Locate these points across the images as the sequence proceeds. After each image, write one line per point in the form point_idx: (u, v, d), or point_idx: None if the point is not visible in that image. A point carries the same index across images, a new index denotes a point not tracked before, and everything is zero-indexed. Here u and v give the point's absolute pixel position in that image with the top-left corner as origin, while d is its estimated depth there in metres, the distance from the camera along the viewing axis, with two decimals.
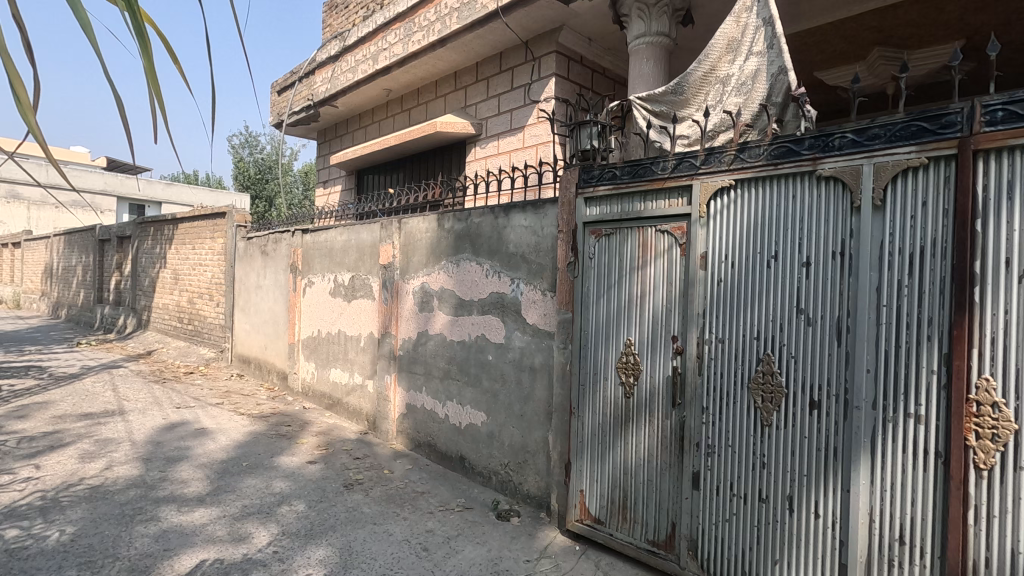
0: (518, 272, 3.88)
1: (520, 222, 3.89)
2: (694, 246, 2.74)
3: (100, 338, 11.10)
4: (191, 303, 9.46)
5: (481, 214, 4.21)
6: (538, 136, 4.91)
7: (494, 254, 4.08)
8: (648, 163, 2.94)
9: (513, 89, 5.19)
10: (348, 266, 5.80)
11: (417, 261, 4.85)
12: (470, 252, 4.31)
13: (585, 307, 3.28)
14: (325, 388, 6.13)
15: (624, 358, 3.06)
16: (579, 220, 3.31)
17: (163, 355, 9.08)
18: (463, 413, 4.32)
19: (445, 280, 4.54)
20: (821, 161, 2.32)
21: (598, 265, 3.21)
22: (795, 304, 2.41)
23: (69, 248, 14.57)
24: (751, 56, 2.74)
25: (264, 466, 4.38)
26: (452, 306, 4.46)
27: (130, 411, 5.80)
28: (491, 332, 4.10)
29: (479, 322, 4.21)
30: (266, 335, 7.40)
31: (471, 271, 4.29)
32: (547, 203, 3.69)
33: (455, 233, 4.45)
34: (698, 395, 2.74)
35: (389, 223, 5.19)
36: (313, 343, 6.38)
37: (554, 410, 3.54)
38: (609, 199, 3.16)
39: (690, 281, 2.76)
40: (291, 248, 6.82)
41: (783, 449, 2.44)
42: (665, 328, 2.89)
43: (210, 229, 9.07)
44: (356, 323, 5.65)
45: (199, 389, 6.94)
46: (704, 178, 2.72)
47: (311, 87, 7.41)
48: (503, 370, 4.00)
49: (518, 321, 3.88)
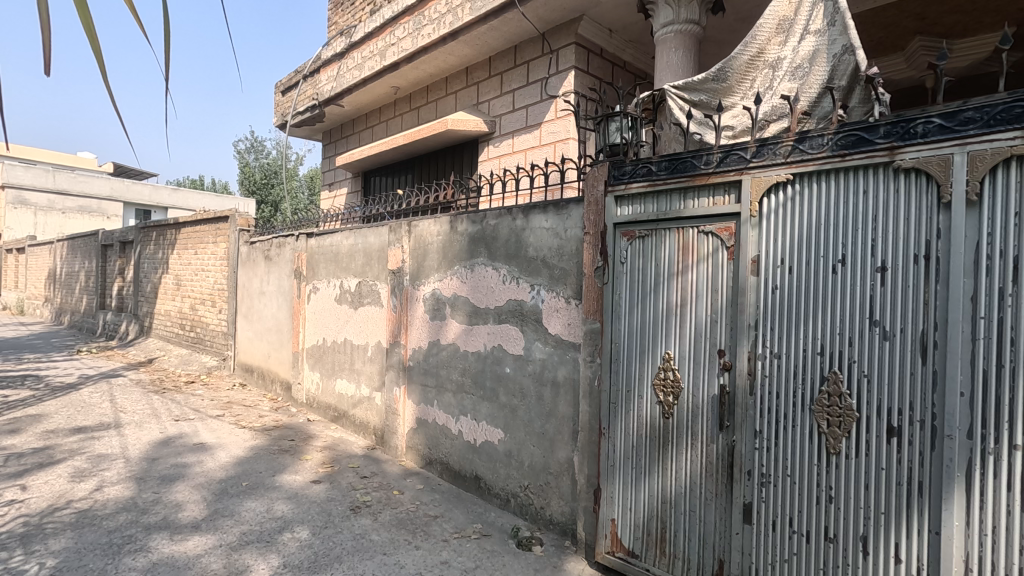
0: (539, 278, 3.59)
1: (540, 224, 3.60)
2: (745, 249, 2.44)
3: (101, 345, 10.88)
4: (193, 310, 9.22)
5: (498, 215, 3.93)
6: (556, 133, 4.63)
7: (512, 258, 3.79)
8: (689, 158, 2.65)
9: (529, 84, 4.91)
10: (355, 272, 5.53)
11: (428, 266, 4.57)
12: (485, 256, 4.02)
13: (617, 317, 2.98)
14: (330, 399, 5.84)
15: (663, 374, 2.76)
16: (608, 221, 3.01)
17: (164, 364, 8.82)
18: (478, 429, 4.02)
19: (459, 286, 4.25)
20: (899, 151, 2.02)
21: (631, 270, 2.91)
22: (868, 315, 2.11)
23: (72, 253, 14.42)
24: (807, 36, 2.44)
25: (265, 486, 4.08)
26: (466, 314, 4.17)
27: (127, 424, 5.53)
28: (509, 343, 3.80)
29: (496, 332, 3.91)
30: (270, 343, 7.12)
31: (487, 277, 4.00)
32: (570, 203, 3.40)
33: (469, 236, 4.16)
34: (749, 418, 2.43)
35: (398, 225, 4.91)
36: (318, 353, 6.10)
37: (581, 429, 3.24)
38: (643, 197, 2.87)
39: (740, 289, 2.46)
40: (295, 252, 6.56)
41: (855, 482, 2.13)
42: (711, 341, 2.58)
43: (213, 233, 8.83)
44: (363, 332, 5.36)
45: (200, 400, 6.67)
46: (755, 173, 2.42)
47: (315, 86, 7.16)
48: (522, 385, 3.70)
49: (539, 331, 3.58)
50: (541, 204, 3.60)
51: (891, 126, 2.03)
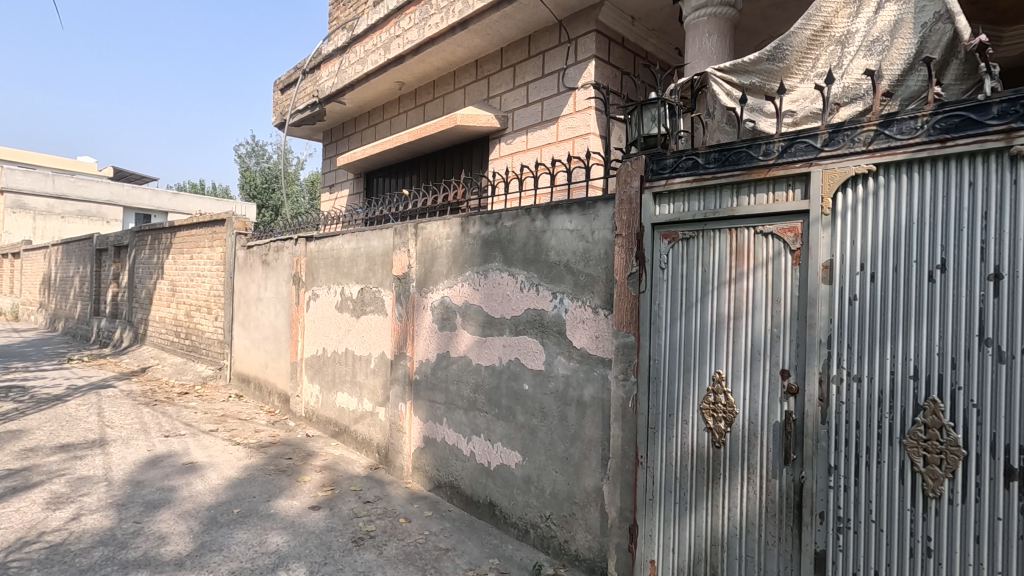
0: (562, 285, 3.24)
1: (563, 225, 3.25)
2: (815, 253, 2.09)
3: (94, 353, 10.53)
4: (188, 316, 8.87)
5: (514, 216, 3.58)
6: (575, 128, 4.29)
7: (531, 263, 3.44)
8: (743, 148, 2.30)
9: (545, 76, 4.57)
10: (357, 278, 5.18)
11: (436, 271, 4.22)
12: (500, 261, 3.67)
13: (656, 330, 2.63)
14: (330, 414, 5.49)
15: (712, 397, 2.40)
16: (645, 221, 2.66)
17: (158, 374, 8.46)
18: (492, 452, 3.66)
19: (471, 294, 3.89)
20: (1019, 133, 1.68)
21: (673, 277, 2.56)
22: (978, 333, 1.76)
23: (67, 258, 14.10)
24: (886, 5, 2.09)
25: (259, 514, 3.71)
26: (479, 324, 3.81)
27: (113, 441, 5.16)
28: (528, 357, 3.45)
29: (512, 345, 3.56)
30: (267, 353, 6.77)
31: (502, 284, 3.65)
32: (598, 201, 3.05)
33: (482, 239, 3.82)
34: (822, 451, 2.07)
35: (403, 227, 4.56)
36: (318, 364, 5.75)
37: (612, 455, 2.88)
38: (687, 193, 2.52)
39: (810, 299, 2.11)
40: (294, 257, 6.22)
41: (961, 533, 1.77)
42: (772, 360, 2.23)
43: (209, 237, 8.49)
44: (366, 342, 5.01)
45: (193, 413, 6.31)
46: (827, 164, 2.06)
47: (316, 82, 6.83)
48: (542, 404, 3.34)
49: (562, 344, 3.23)
50: (564, 202, 3.25)
51: (1007, 104, 1.68)
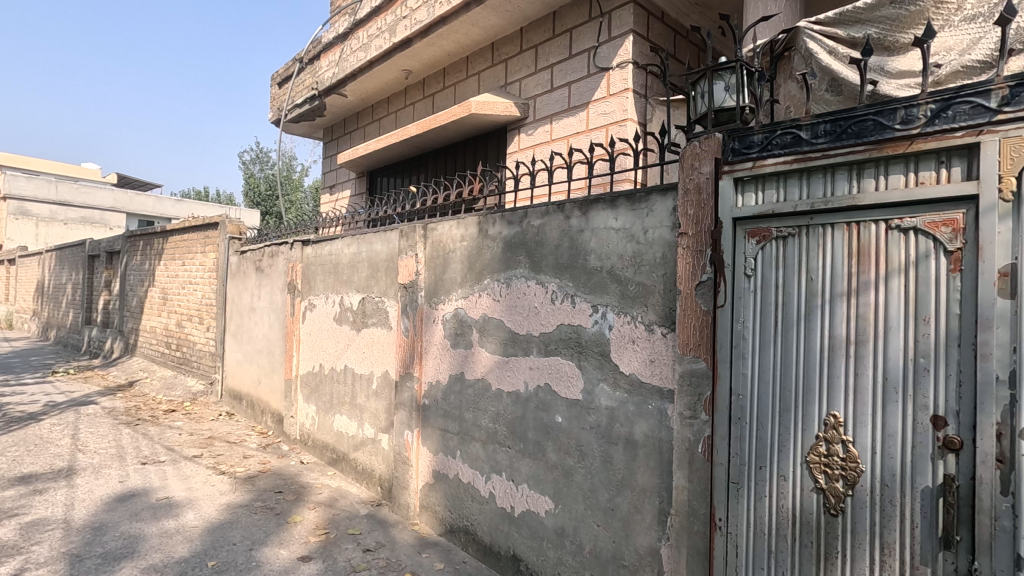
0: (605, 295, 2.66)
1: (606, 222, 2.68)
2: (989, 255, 1.51)
3: (82, 365, 9.97)
4: (179, 327, 8.31)
5: (543, 213, 3.01)
6: (609, 114, 3.72)
7: (565, 269, 2.87)
8: (870, 115, 1.71)
9: (572, 57, 4.01)
10: (358, 287, 4.61)
11: (450, 279, 3.64)
12: (526, 266, 3.09)
13: (739, 357, 2.03)
14: (328, 438, 4.90)
15: (824, 448, 1.80)
16: (723, 214, 2.08)
17: (145, 389, 7.90)
18: (517, 495, 3.06)
19: (490, 305, 3.32)
20: None
21: (764, 287, 1.97)
22: None
23: (60, 265, 13.61)
24: None
25: (238, 568, 3.12)
26: (500, 342, 3.23)
27: (82, 471, 4.58)
28: (561, 383, 2.86)
29: (542, 368, 2.97)
30: (260, 368, 6.20)
31: (529, 295, 3.07)
32: (652, 192, 2.48)
33: (504, 241, 3.24)
34: (1004, 535, 1.47)
35: (411, 229, 3.99)
36: (314, 382, 5.17)
37: (675, 512, 2.28)
38: (783, 177, 1.93)
39: (980, 320, 1.52)
40: (290, 262, 5.66)
41: None
42: (917, 403, 1.63)
43: (201, 242, 7.95)
44: (367, 360, 4.43)
45: (178, 435, 5.73)
46: (1008, 131, 1.49)
47: (315, 74, 6.29)
48: (580, 441, 2.75)
49: (604, 369, 2.65)
50: (608, 195, 2.68)
51: None
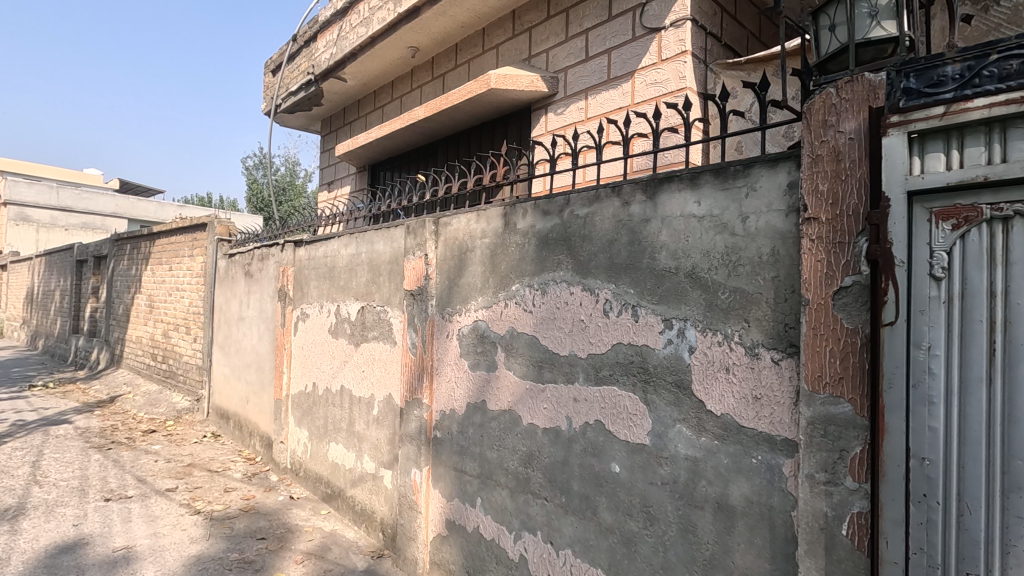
0: (681, 305, 1.99)
1: (682, 207, 2.01)
2: None
3: (65, 378, 9.32)
4: (165, 337, 7.66)
5: (591, 199, 2.34)
6: (662, 84, 3.08)
7: (622, 271, 2.20)
8: None
9: (612, 18, 3.36)
10: (356, 294, 3.94)
11: (467, 284, 2.97)
12: (568, 269, 2.41)
13: (921, 402, 1.34)
14: (322, 470, 4.23)
15: None
16: (891, 186, 1.38)
17: (126, 406, 7.23)
18: (557, 563, 2.38)
19: (519, 317, 2.64)
20: None
21: (967, 297, 1.29)
22: None
23: (49, 271, 13.02)
24: None
25: None
26: (533, 364, 2.55)
27: (31, 510, 3.90)
28: (619, 421, 2.18)
29: (591, 401, 2.29)
30: (248, 385, 5.54)
31: (572, 306, 2.38)
32: (750, 164, 1.83)
33: (537, 236, 2.57)
34: None
35: (419, 224, 3.32)
36: (307, 404, 4.50)
37: None
38: (1002, 125, 1.26)
39: None
40: (280, 266, 5.01)
41: None
42: None
43: (189, 245, 7.31)
44: (367, 381, 3.76)
45: (154, 462, 5.06)
46: None
47: (311, 57, 5.66)
48: (647, 501, 2.06)
49: (682, 406, 1.98)
50: (683, 171, 2.02)
51: None
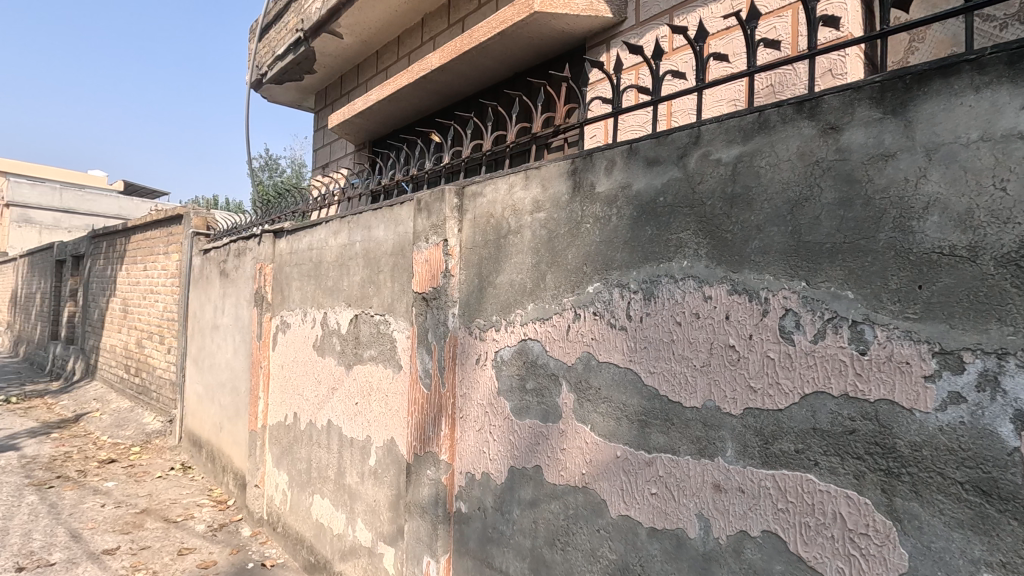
0: (986, 324, 0.96)
1: (986, 124, 0.99)
2: None
3: (35, 392, 8.36)
4: (139, 347, 6.67)
5: (744, 131, 1.32)
6: None
7: (823, 257, 1.17)
8: None
9: None
10: (348, 298, 2.93)
11: (508, 283, 1.94)
12: (697, 256, 1.39)
13: None
14: (304, 530, 3.20)
15: None
16: None
17: (90, 428, 6.22)
18: None
19: (599, 338, 1.62)
20: None
21: None
22: None
23: (31, 272, 12.16)
24: None
25: None
26: (629, 418, 1.53)
27: None
28: (823, 542, 1.14)
29: (755, 495, 1.26)
30: (222, 409, 4.53)
31: (709, 321, 1.35)
32: None
33: (634, 204, 1.55)
34: None
35: (432, 199, 2.30)
36: (286, 439, 3.48)
37: None
38: None
39: None
40: (257, 263, 4.01)
41: None
42: None
43: (165, 240, 6.33)
44: (362, 418, 2.74)
45: (99, 508, 4.04)
46: None
47: (300, 11, 4.68)
48: None
49: (1000, 537, 0.94)
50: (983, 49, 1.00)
51: None
